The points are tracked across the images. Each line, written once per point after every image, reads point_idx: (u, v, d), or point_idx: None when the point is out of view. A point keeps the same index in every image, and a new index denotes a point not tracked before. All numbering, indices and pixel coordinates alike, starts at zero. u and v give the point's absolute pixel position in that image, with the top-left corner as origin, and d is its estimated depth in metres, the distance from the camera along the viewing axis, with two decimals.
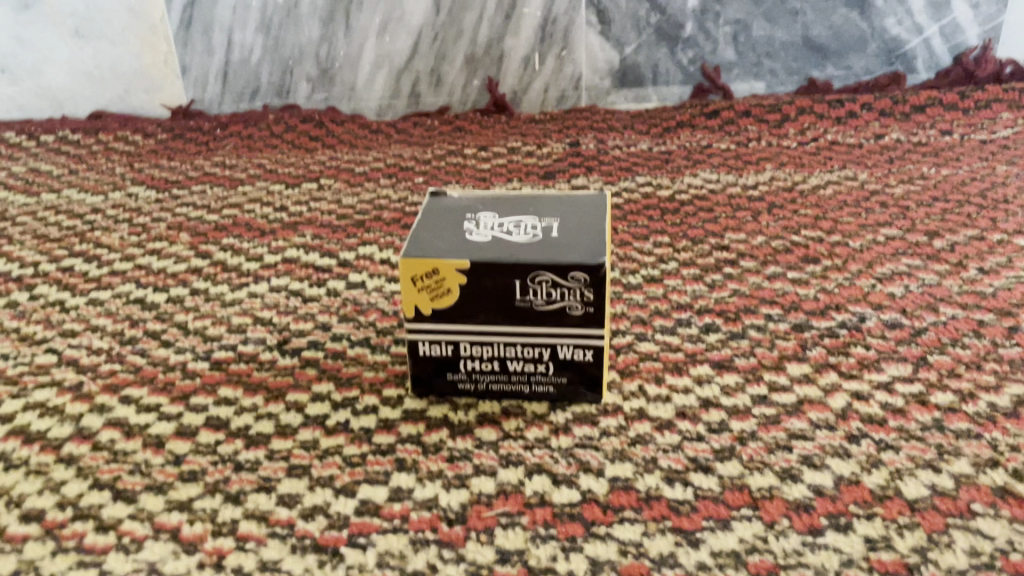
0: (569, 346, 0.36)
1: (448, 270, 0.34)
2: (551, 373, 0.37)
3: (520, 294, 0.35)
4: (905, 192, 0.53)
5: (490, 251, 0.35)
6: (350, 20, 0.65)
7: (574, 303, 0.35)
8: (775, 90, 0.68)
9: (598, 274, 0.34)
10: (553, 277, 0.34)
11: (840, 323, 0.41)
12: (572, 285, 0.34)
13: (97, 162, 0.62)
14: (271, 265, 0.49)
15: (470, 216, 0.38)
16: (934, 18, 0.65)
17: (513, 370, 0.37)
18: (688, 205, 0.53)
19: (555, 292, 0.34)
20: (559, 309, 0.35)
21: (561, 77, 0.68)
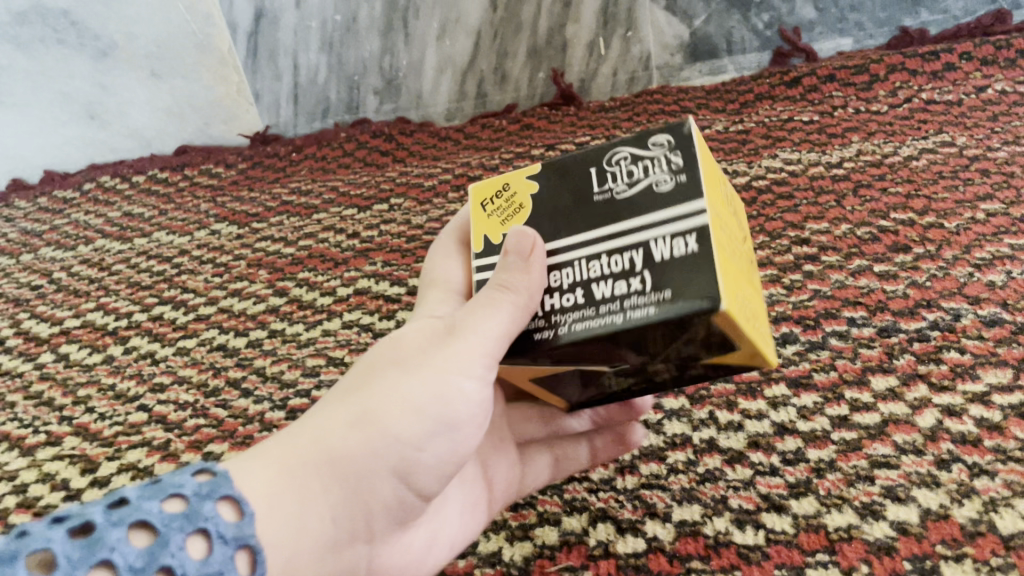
0: (664, 239, 0.27)
1: (518, 179, 0.31)
2: (649, 291, 0.26)
3: (598, 186, 0.29)
4: (1010, 155, 0.48)
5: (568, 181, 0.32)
6: (409, 28, 0.65)
7: (663, 174, 0.28)
8: (863, 44, 0.63)
9: (682, 133, 0.28)
10: (639, 147, 0.28)
11: (931, 323, 0.38)
12: (654, 153, 0.28)
13: (184, 200, 0.65)
14: (344, 298, 0.50)
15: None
16: None
17: (600, 299, 0.27)
18: (766, 193, 0.50)
19: (638, 167, 0.28)
20: (645, 189, 0.28)
21: (628, 59, 0.65)
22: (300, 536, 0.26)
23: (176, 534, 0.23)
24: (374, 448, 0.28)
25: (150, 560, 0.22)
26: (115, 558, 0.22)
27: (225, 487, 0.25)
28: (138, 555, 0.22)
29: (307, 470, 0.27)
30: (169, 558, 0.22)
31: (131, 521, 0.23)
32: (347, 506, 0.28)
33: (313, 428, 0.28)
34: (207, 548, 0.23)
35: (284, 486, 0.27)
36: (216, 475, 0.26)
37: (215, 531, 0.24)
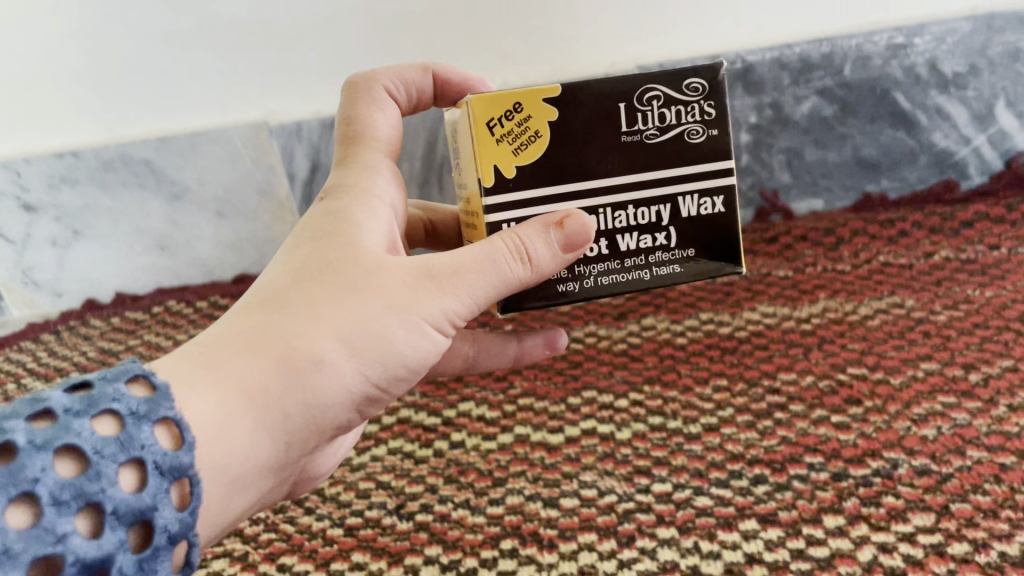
0: (691, 199, 0.40)
1: (531, 101, 0.38)
2: (672, 245, 0.40)
3: (629, 124, 0.38)
4: (948, 318, 0.58)
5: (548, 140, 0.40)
6: (444, 181, 0.74)
7: (693, 124, 0.39)
8: (833, 205, 0.73)
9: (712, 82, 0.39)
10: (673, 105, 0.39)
11: (874, 470, 0.47)
12: (688, 97, 0.39)
13: None
14: (388, 426, 0.59)
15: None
16: (980, 129, 0.69)
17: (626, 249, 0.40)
18: (746, 343, 0.60)
19: (670, 108, 0.39)
20: (676, 134, 0.39)
21: None
22: (253, 458, 0.33)
23: (103, 458, 0.27)
24: (336, 384, 0.34)
25: (78, 484, 0.26)
26: (36, 489, 0.25)
27: (164, 403, 0.30)
28: (64, 488, 0.26)
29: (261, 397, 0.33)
30: (95, 481, 0.26)
31: (63, 439, 0.27)
32: (304, 430, 0.35)
33: (268, 344, 0.33)
34: (139, 480, 0.28)
35: (239, 409, 0.32)
36: (142, 386, 0.31)
37: (142, 464, 0.28)
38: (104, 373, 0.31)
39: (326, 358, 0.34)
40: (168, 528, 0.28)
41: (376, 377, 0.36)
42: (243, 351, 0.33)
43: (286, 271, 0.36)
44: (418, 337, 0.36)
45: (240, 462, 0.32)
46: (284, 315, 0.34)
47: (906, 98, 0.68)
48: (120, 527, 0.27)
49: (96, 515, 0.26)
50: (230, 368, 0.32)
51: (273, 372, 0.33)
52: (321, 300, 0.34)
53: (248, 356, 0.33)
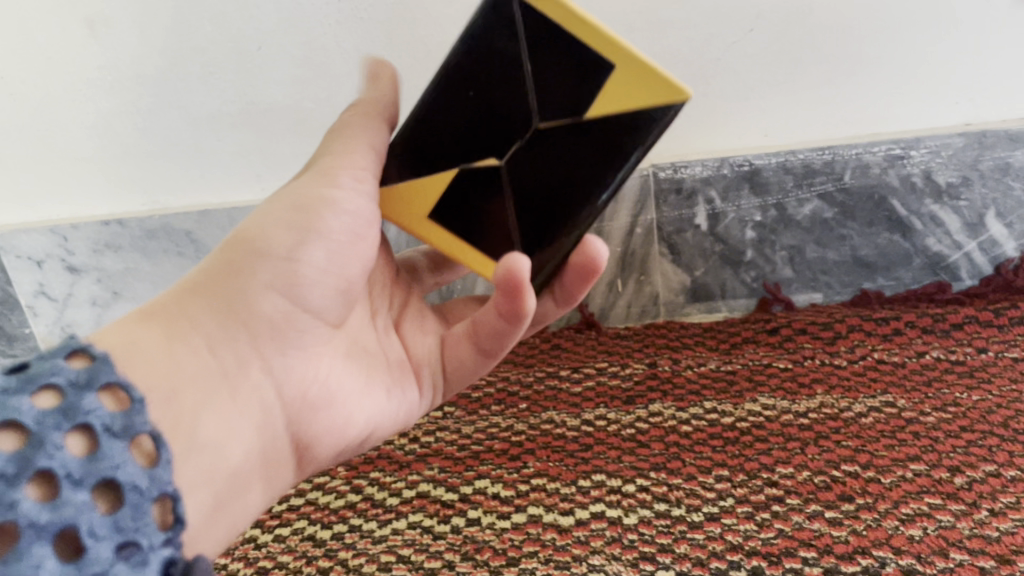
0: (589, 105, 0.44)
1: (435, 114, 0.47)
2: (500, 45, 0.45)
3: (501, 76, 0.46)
4: (937, 420, 0.62)
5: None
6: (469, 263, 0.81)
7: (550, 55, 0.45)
8: (832, 299, 0.78)
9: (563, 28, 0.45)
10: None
11: (864, 567, 0.50)
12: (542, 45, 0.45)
13: None
14: (408, 500, 0.63)
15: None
16: (972, 235, 0.74)
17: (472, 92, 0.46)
18: (747, 434, 0.64)
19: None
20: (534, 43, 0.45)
21: (641, 295, 0.80)
22: (178, 356, 0.39)
23: (48, 432, 0.29)
24: (227, 283, 0.44)
25: (25, 457, 0.28)
26: None
27: (103, 372, 0.33)
28: (11, 463, 0.27)
29: (165, 305, 0.42)
30: (44, 453, 0.28)
31: (5, 417, 0.28)
32: (222, 337, 0.42)
33: (167, 303, 0.42)
34: (88, 444, 0.30)
35: (154, 315, 0.41)
36: (81, 363, 0.33)
37: (86, 429, 0.30)
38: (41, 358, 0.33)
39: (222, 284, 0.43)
40: (135, 483, 0.30)
41: (270, 276, 0.44)
42: (147, 312, 0.41)
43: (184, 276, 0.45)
44: (297, 221, 0.45)
45: (163, 358, 0.38)
46: (179, 291, 0.43)
47: (902, 205, 0.73)
48: (81, 495, 0.28)
49: (52, 483, 0.28)
50: (138, 316, 0.40)
51: (172, 310, 0.41)
52: (206, 271, 0.44)
53: (151, 311, 0.41)
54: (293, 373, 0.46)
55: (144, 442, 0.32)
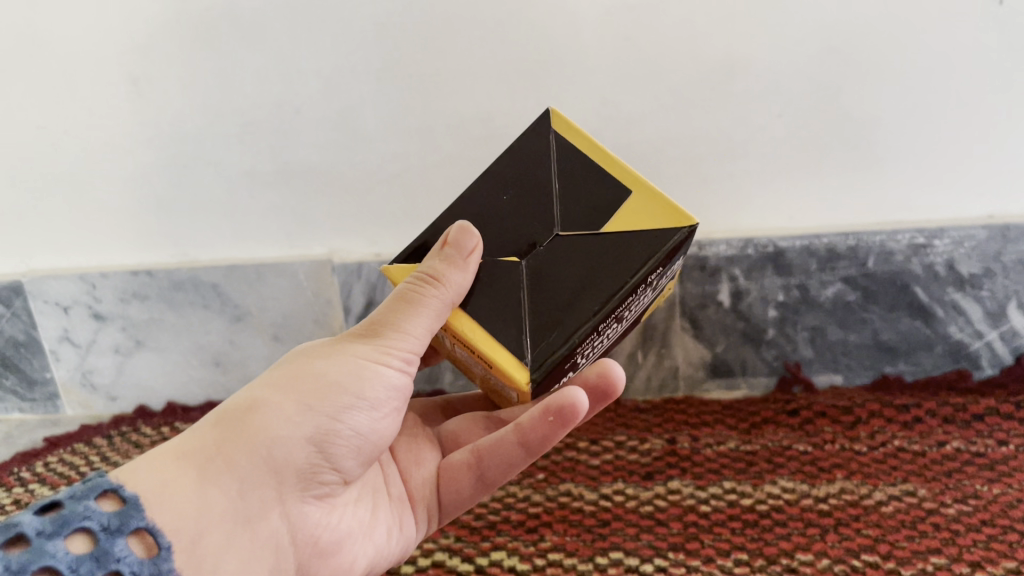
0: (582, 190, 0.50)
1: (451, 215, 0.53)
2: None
3: None
4: (958, 512, 0.62)
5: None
6: None
7: None
8: (852, 381, 0.78)
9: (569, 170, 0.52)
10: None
11: None
12: None
13: None
14: (424, 569, 0.63)
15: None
16: (994, 324, 0.74)
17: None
18: (766, 517, 0.63)
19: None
20: None
21: (661, 369, 0.80)
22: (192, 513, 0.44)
23: (44, 536, 0.39)
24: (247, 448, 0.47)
25: None
26: None
27: (135, 516, 0.42)
28: None
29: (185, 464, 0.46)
30: (45, 554, 0.38)
31: (10, 536, 0.38)
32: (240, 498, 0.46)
33: (194, 445, 0.47)
34: None
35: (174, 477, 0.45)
36: (101, 495, 0.42)
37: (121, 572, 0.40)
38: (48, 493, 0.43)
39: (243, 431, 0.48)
40: None
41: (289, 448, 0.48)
42: (176, 451, 0.47)
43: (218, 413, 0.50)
44: (321, 386, 0.49)
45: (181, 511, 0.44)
46: (207, 432, 0.48)
47: (924, 292, 0.74)
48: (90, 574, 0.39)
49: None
50: (165, 460, 0.46)
51: (197, 454, 0.47)
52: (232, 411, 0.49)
53: (182, 451, 0.47)
54: (309, 519, 0.50)
55: (112, 506, 0.42)
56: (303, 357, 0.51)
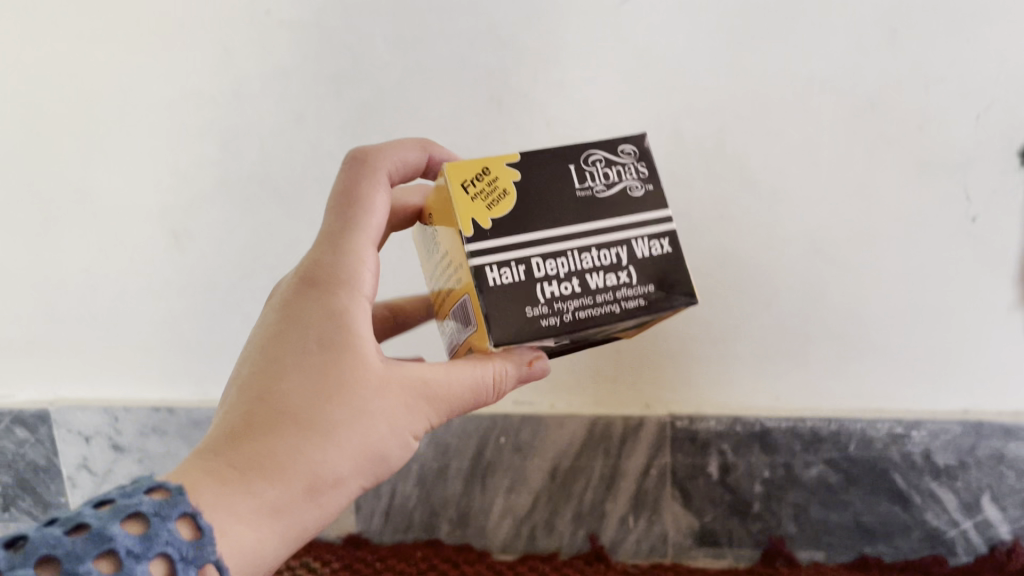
0: (645, 244, 0.53)
1: (501, 172, 0.53)
2: (635, 283, 0.52)
3: (580, 175, 0.54)
4: None
5: (529, 246, 0.52)
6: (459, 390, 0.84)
7: (632, 181, 0.54)
8: (834, 558, 0.82)
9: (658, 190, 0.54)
10: (648, 235, 0.53)
11: None
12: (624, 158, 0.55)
13: (297, 359, 0.52)
14: None
15: (514, 258, 0.51)
16: (968, 514, 0.78)
17: (595, 288, 0.52)
18: None
19: (658, 246, 0.53)
20: (623, 187, 0.54)
21: (650, 534, 0.84)
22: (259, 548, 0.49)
23: (133, 558, 0.42)
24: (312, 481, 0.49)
25: None
26: None
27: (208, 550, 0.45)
28: None
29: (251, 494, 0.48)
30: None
31: (104, 550, 0.42)
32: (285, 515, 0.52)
33: (273, 499, 0.49)
34: None
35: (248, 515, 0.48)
36: (182, 516, 0.46)
37: None
38: (122, 493, 0.47)
39: (323, 498, 0.50)
40: None
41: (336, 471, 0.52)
42: (249, 491, 0.48)
43: (284, 438, 0.49)
44: (389, 457, 0.53)
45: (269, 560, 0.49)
46: (285, 474, 0.49)
47: (902, 479, 0.78)
48: None
49: None
50: (246, 510, 0.48)
51: (276, 505, 0.49)
52: (313, 456, 0.49)
53: (257, 495, 0.48)
54: None
55: (189, 534, 0.45)
56: (374, 402, 0.51)
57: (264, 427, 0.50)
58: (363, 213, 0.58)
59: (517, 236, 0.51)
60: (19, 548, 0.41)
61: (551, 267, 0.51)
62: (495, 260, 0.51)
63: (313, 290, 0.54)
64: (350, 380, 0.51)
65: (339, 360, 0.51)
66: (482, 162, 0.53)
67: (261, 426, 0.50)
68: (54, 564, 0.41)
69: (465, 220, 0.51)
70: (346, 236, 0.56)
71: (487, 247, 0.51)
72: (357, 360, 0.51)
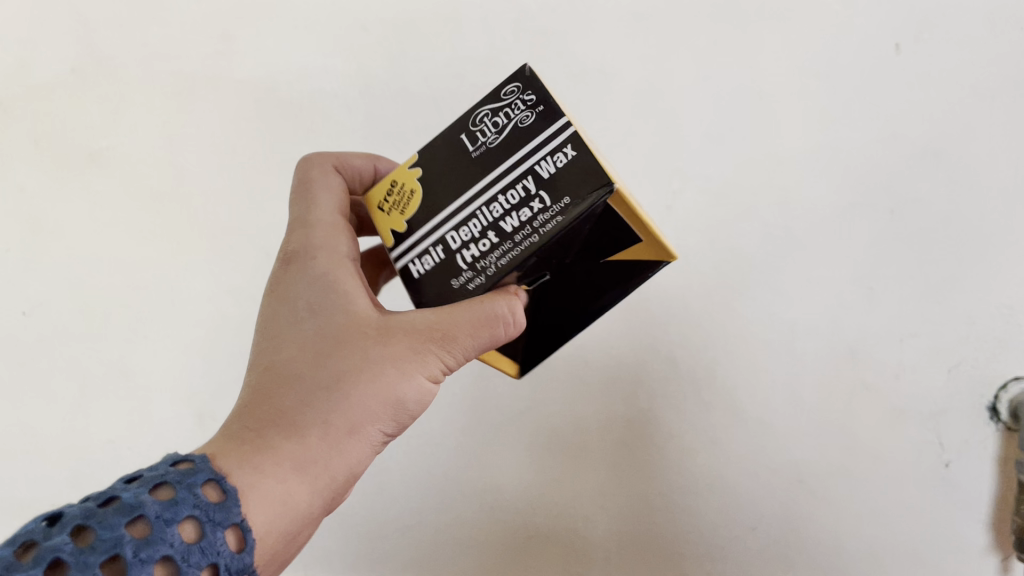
0: (548, 162, 0.48)
1: (404, 172, 0.53)
2: (548, 203, 0.48)
3: (473, 137, 0.50)
4: None
5: (438, 224, 0.50)
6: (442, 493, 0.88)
7: (522, 113, 0.49)
8: None
9: (548, 105, 0.48)
10: (548, 153, 0.48)
11: None
12: (507, 96, 0.50)
13: (285, 325, 0.54)
14: None
15: (433, 242, 0.50)
16: None
17: (513, 230, 0.48)
18: None
19: (562, 157, 0.48)
20: (514, 124, 0.49)
21: None
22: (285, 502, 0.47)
23: (162, 522, 0.39)
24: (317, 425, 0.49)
25: None
26: None
27: (235, 511, 0.43)
28: None
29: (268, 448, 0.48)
30: (163, 542, 0.39)
31: (133, 517, 0.39)
32: None
33: (293, 452, 0.48)
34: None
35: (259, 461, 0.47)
36: (207, 481, 0.44)
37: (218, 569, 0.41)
38: (149, 468, 0.44)
39: (341, 444, 0.50)
40: None
41: None
42: (268, 447, 0.48)
43: (292, 394, 0.50)
44: (406, 404, 0.52)
45: (305, 517, 0.48)
46: (301, 424, 0.49)
47: None
48: (199, 565, 0.40)
49: (171, 568, 0.39)
50: (269, 466, 0.47)
51: (301, 458, 0.48)
52: (320, 405, 0.50)
53: (278, 449, 0.48)
54: None
55: (215, 496, 0.44)
56: (374, 351, 0.51)
57: (276, 387, 0.51)
58: (318, 195, 0.61)
59: (430, 220, 0.51)
60: (57, 523, 0.39)
61: (466, 233, 0.50)
62: (414, 254, 0.51)
63: (295, 263, 0.56)
64: (346, 333, 0.52)
65: (330, 320, 0.52)
66: (390, 176, 0.53)
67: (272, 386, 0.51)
68: (89, 534, 0.38)
69: (387, 233, 0.53)
70: (318, 215, 0.59)
71: (410, 243, 0.51)
72: (349, 315, 0.53)
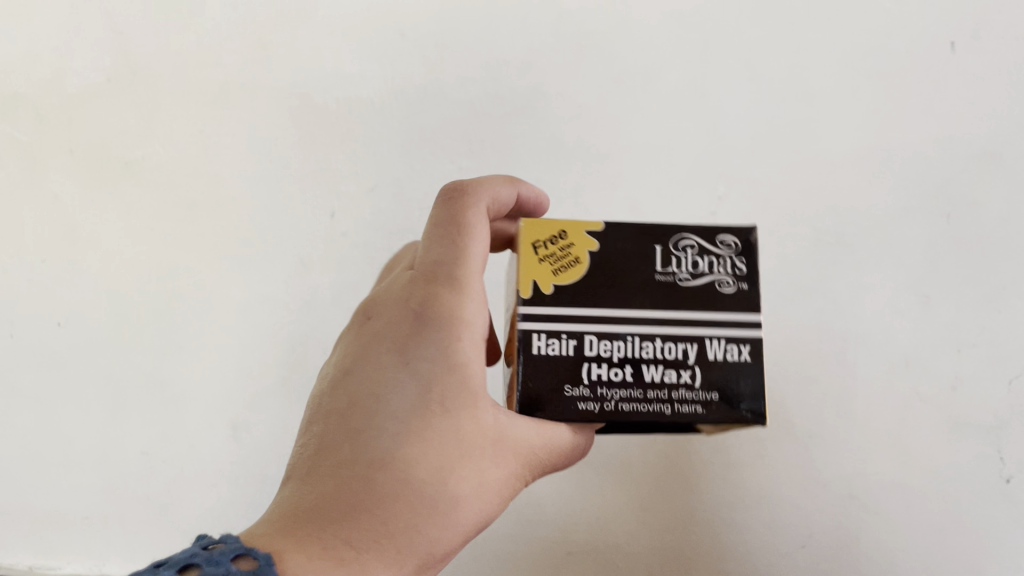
0: (720, 345, 0.49)
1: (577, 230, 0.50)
2: (697, 386, 0.48)
3: (662, 263, 0.50)
4: None
5: (587, 320, 0.49)
6: None
7: (687, 270, 0.50)
8: None
9: (747, 239, 0.50)
10: (726, 338, 0.49)
11: None
12: (686, 248, 0.50)
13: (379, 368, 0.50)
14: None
15: (569, 332, 0.49)
16: None
17: (648, 381, 0.48)
18: None
19: (733, 350, 0.49)
20: (705, 278, 0.50)
21: None
22: None
23: None
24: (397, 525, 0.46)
25: None
26: None
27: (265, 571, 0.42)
28: None
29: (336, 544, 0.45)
30: None
31: None
32: None
33: (370, 537, 0.45)
34: None
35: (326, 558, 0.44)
36: (237, 556, 0.43)
37: None
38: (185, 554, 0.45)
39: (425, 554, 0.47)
40: None
41: None
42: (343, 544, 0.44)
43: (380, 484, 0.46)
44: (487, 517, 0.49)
45: None
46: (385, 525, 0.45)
47: None
48: None
49: None
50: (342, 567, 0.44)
51: (386, 549, 0.45)
52: (411, 506, 0.46)
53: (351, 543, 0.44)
54: None
55: (247, 564, 0.43)
56: (479, 457, 0.48)
57: (361, 446, 0.48)
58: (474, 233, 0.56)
59: (586, 309, 0.49)
60: None
61: (604, 347, 0.49)
62: (546, 330, 0.49)
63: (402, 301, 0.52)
64: (451, 398, 0.48)
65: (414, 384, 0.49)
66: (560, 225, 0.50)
67: (352, 474, 0.47)
68: None
69: (528, 281, 0.49)
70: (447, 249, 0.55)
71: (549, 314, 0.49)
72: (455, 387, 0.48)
